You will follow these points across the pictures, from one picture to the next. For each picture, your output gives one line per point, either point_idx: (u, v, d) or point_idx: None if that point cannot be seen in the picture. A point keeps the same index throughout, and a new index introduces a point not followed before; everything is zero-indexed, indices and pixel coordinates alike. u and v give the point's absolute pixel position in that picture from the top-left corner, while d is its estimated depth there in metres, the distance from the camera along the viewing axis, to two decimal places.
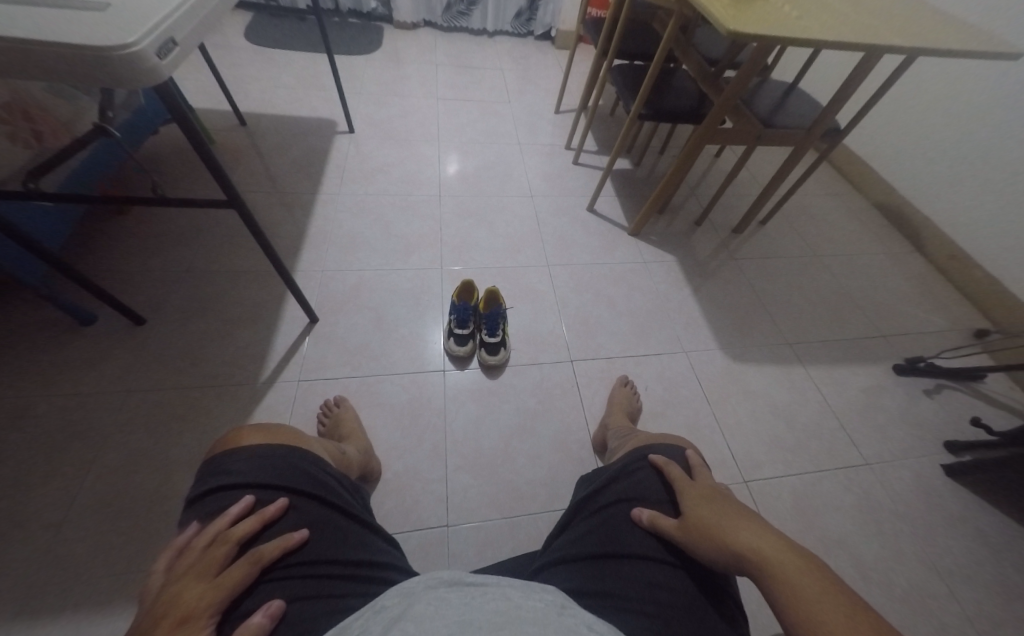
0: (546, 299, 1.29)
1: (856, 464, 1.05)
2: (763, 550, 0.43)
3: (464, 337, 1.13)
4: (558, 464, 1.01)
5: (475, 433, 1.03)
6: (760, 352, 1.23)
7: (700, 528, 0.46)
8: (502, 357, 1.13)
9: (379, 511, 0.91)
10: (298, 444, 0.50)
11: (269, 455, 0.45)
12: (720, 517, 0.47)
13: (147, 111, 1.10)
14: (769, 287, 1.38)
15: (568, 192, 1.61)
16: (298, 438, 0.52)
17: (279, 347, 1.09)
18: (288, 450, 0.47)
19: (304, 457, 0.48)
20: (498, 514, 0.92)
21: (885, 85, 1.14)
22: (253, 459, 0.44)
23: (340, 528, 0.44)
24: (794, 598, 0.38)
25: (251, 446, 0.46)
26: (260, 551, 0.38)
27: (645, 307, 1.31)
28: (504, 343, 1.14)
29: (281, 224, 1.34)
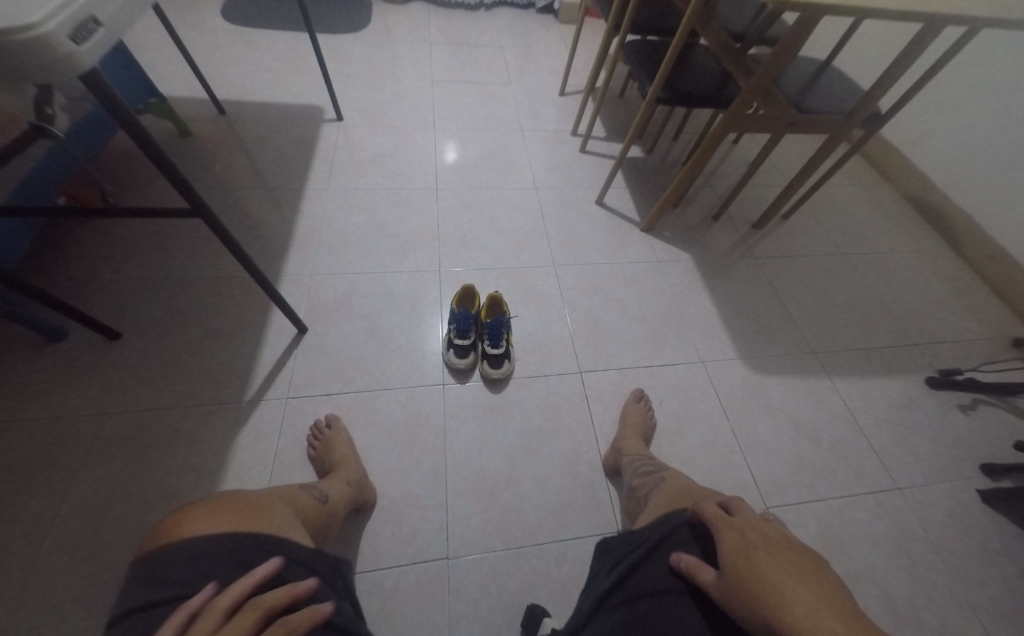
0: (553, 304, 1.20)
1: (885, 488, 0.98)
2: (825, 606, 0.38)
3: (465, 347, 1.05)
4: (566, 489, 0.94)
5: (477, 455, 0.96)
6: (783, 361, 1.15)
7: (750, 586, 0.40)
8: (506, 371, 1.05)
9: (373, 544, 0.84)
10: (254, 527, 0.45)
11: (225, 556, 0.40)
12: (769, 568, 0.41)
13: (95, 116, 0.98)
14: (793, 289, 1.28)
15: (575, 184, 1.49)
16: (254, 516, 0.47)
17: (266, 361, 1.00)
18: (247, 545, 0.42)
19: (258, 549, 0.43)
20: (502, 545, 0.86)
21: (938, 63, 1.01)
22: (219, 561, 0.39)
23: (322, 625, 0.40)
24: None
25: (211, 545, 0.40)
26: (293, 619, 0.36)
27: (659, 312, 1.21)
28: (508, 354, 1.06)
29: (266, 223, 1.24)
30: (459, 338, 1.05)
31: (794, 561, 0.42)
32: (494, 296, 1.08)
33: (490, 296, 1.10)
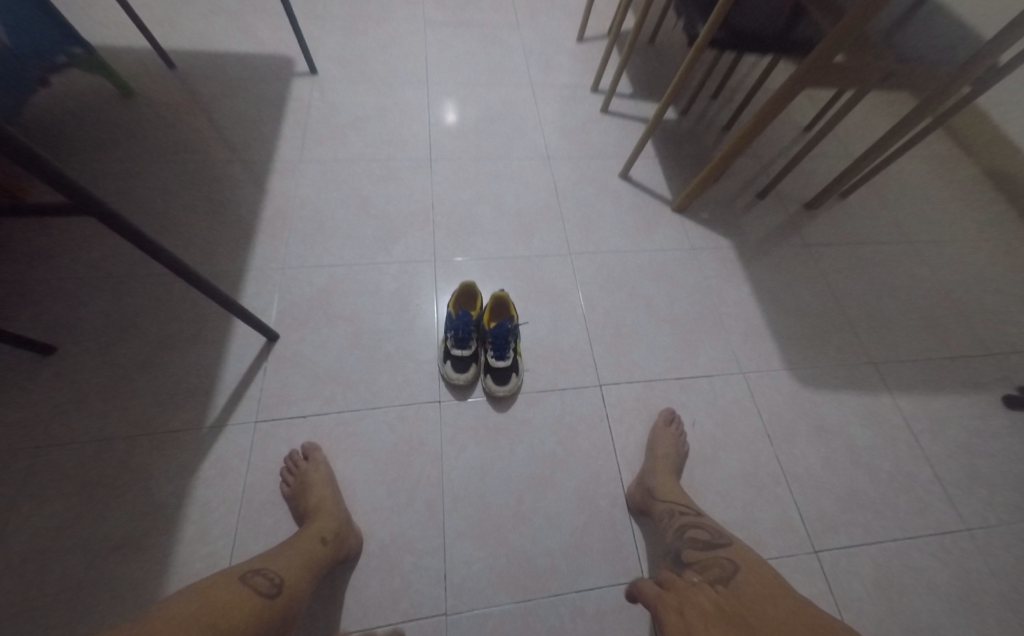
0: (568, 303, 1.02)
1: (953, 528, 0.84)
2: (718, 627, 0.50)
3: (466, 358, 0.89)
4: (583, 529, 0.81)
5: (479, 488, 0.83)
6: (837, 373, 0.98)
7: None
8: (513, 387, 0.89)
9: (360, 597, 0.73)
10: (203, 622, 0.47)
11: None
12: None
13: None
14: (851, 284, 1.09)
15: (594, 153, 1.26)
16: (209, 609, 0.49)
17: (230, 377, 0.85)
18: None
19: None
20: (509, 597, 0.75)
21: None
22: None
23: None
24: None
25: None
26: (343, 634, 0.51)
27: (693, 312, 1.03)
28: (515, 366, 0.90)
29: (228, 204, 1.05)
30: (458, 347, 0.88)
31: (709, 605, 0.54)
32: (499, 295, 0.90)
33: (494, 295, 0.93)
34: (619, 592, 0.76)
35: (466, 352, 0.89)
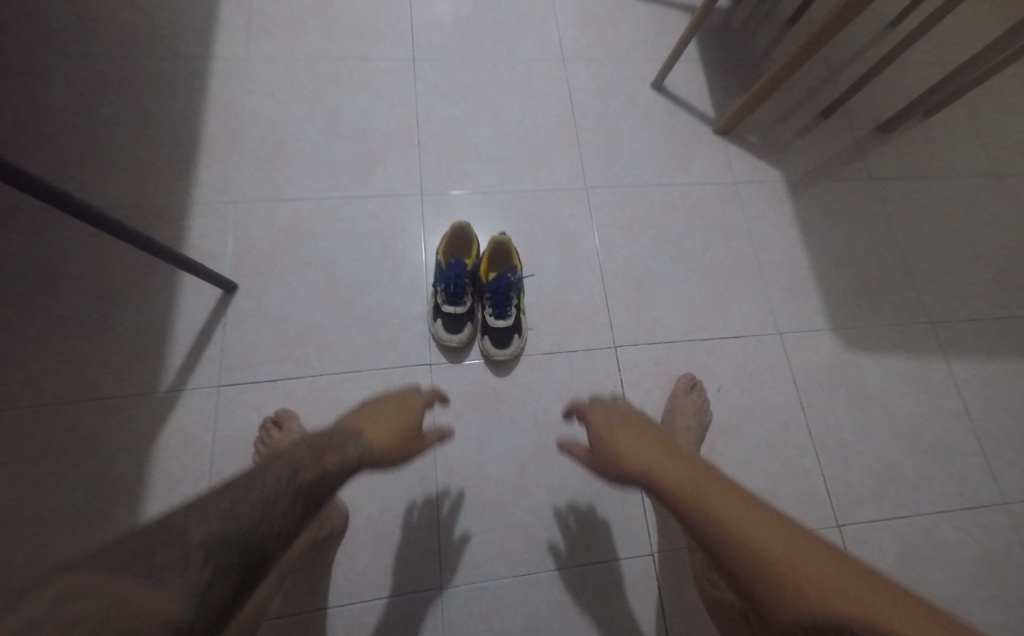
0: (582, 249, 0.86)
1: (991, 504, 0.78)
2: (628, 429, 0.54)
3: (460, 316, 0.76)
4: (589, 502, 0.74)
5: (476, 459, 0.75)
6: (888, 334, 0.85)
7: (633, 464, 0.46)
8: (515, 349, 0.77)
9: (347, 572, 0.68)
10: (314, 466, 0.42)
11: (246, 532, 0.33)
12: (638, 443, 0.49)
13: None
14: (918, 228, 0.91)
15: (619, 53, 1.00)
16: (311, 450, 0.45)
17: (184, 336, 0.73)
18: (270, 499, 0.37)
19: (293, 510, 0.38)
20: (508, 572, 0.70)
21: None
22: (174, 588, 0.28)
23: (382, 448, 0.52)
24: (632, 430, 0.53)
25: (200, 531, 0.32)
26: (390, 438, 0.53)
27: (728, 261, 0.87)
28: (519, 324, 0.78)
29: (161, 118, 0.84)
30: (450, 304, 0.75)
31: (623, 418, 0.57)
32: (498, 241, 0.75)
33: (494, 240, 0.76)
34: (627, 566, 0.71)
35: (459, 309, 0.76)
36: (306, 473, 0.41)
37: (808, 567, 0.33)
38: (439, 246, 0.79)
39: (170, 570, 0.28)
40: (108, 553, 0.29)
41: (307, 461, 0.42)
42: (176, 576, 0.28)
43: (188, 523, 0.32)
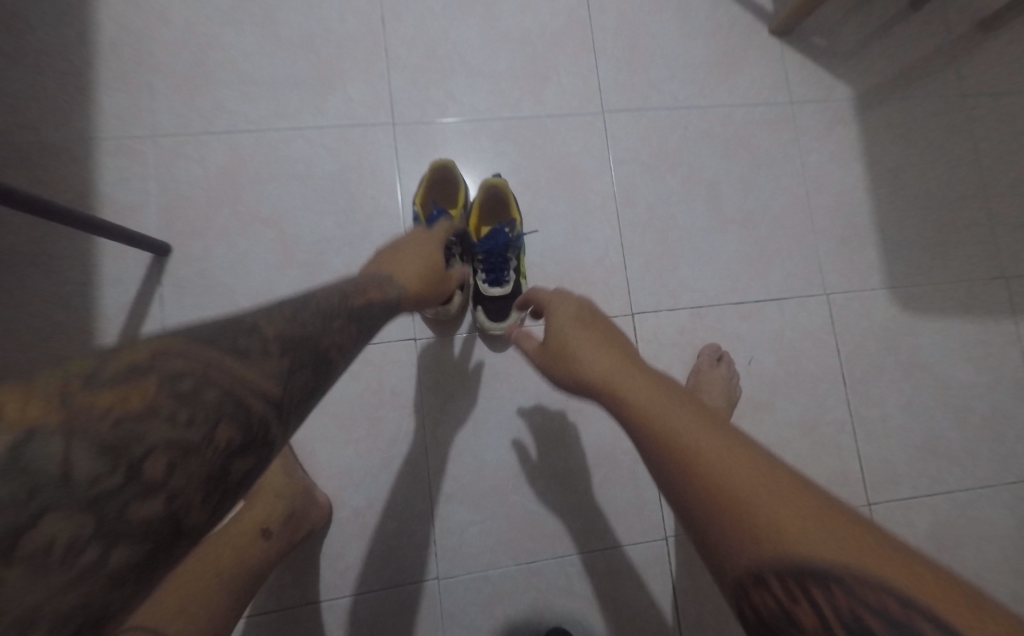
0: (595, 193, 0.69)
1: None
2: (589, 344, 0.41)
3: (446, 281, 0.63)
4: (599, 487, 0.67)
5: (471, 444, 0.66)
6: (955, 292, 0.72)
7: (580, 368, 0.40)
8: (514, 322, 0.65)
9: (335, 565, 0.62)
10: (352, 299, 0.38)
11: (312, 346, 0.29)
12: (593, 351, 0.40)
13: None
14: (1009, 160, 0.74)
15: None
16: (351, 285, 0.41)
17: (113, 313, 0.60)
18: (327, 321, 0.33)
19: (350, 328, 0.35)
20: (510, 560, 0.65)
21: None
22: (262, 380, 0.24)
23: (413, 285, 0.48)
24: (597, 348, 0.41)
25: (271, 331, 0.27)
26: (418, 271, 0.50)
27: (771, 206, 0.72)
28: (518, 292, 0.65)
29: (36, 19, 0.63)
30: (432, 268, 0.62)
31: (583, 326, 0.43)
32: (489, 184, 0.61)
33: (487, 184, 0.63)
34: (638, 552, 0.66)
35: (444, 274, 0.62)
36: (353, 300, 0.38)
37: (768, 484, 0.25)
38: (417, 194, 0.64)
39: (260, 365, 0.24)
40: (185, 329, 0.24)
41: (347, 293, 0.39)
42: (261, 370, 0.24)
43: (259, 325, 0.27)
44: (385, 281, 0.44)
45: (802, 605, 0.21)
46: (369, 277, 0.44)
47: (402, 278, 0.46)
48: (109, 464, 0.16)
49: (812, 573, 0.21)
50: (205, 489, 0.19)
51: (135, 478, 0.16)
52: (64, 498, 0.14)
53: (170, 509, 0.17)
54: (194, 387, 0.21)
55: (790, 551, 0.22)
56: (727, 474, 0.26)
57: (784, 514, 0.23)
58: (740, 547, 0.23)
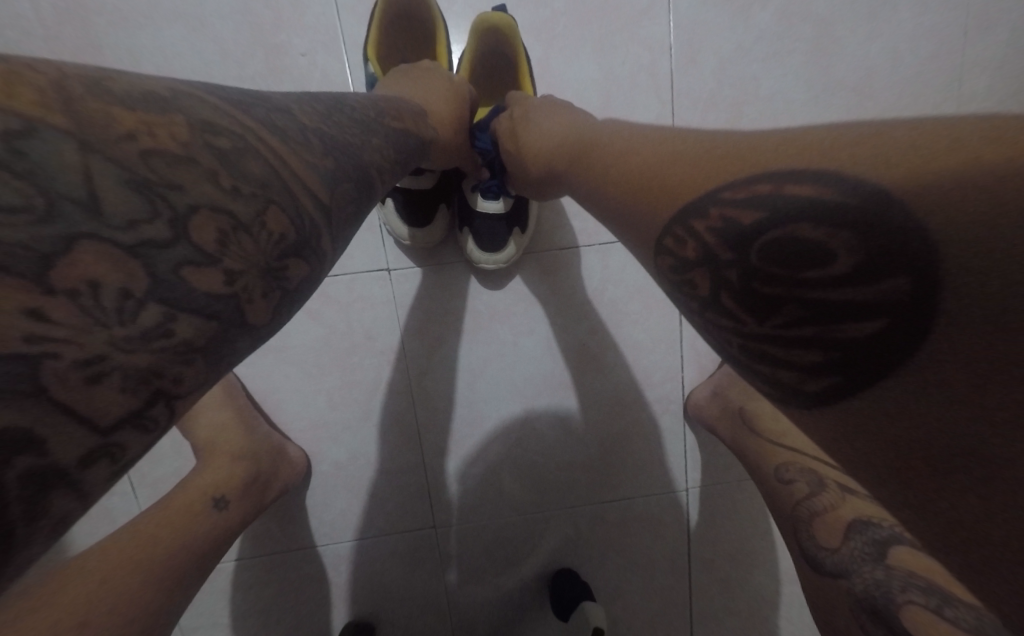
0: (635, 54, 0.49)
1: None
2: (539, 114, 0.37)
3: (426, 193, 0.48)
4: (616, 438, 0.58)
5: (469, 392, 0.56)
6: None
7: (531, 142, 0.36)
8: (512, 257, 0.51)
9: (325, 514, 0.58)
10: (390, 121, 0.29)
11: (361, 157, 0.23)
12: (538, 118, 0.37)
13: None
14: None
15: None
16: (393, 105, 0.31)
17: None
18: (371, 136, 0.25)
19: (394, 155, 0.27)
20: (513, 510, 0.59)
21: None
22: (311, 176, 0.17)
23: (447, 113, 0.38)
24: (549, 117, 0.36)
25: (310, 121, 0.20)
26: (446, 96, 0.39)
27: (879, 80, 0.52)
28: (520, 210, 0.50)
29: None
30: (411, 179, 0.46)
31: (543, 105, 0.39)
32: (480, 28, 0.44)
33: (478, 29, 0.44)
34: (655, 502, 0.60)
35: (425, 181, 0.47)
36: (387, 122, 0.28)
37: (698, 154, 0.21)
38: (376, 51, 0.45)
39: (308, 156, 0.18)
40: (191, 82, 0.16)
41: (389, 114, 0.29)
42: (309, 162, 0.18)
43: (291, 107, 0.20)
44: (418, 111, 0.34)
45: (701, 251, 0.18)
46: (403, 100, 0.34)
47: (429, 107, 0.36)
48: (152, 202, 0.12)
49: (698, 209, 0.19)
50: (270, 284, 0.15)
51: (181, 233, 0.12)
52: (96, 231, 0.10)
53: (230, 292, 0.13)
54: (236, 146, 0.15)
55: (683, 199, 0.20)
56: (651, 170, 0.23)
57: (690, 175, 0.20)
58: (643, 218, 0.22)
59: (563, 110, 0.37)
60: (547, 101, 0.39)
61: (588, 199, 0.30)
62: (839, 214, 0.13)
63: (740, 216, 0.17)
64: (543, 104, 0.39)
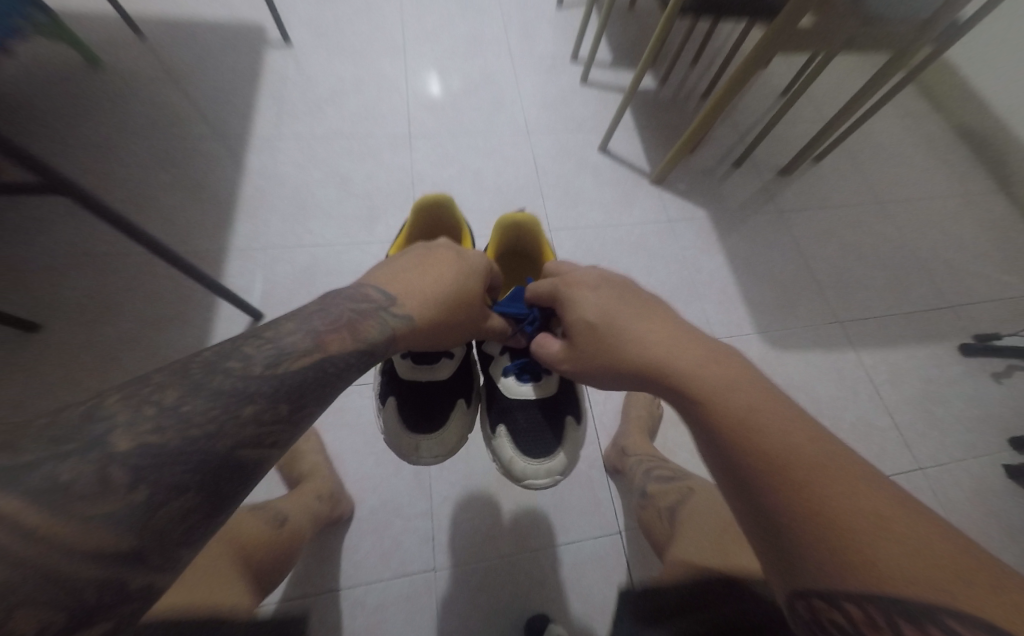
0: None
1: (908, 469, 0.94)
2: (634, 318, 0.51)
3: (450, 392, 0.70)
4: (563, 491, 0.85)
5: (464, 456, 0.86)
6: (808, 332, 1.08)
7: (634, 357, 0.48)
8: (559, 457, 0.70)
9: (353, 557, 0.77)
10: (290, 363, 0.34)
11: (189, 454, 0.25)
12: (635, 326, 0.50)
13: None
14: (818, 252, 1.19)
15: (575, 125, 1.27)
16: (313, 336, 0.37)
17: None
18: (224, 405, 0.28)
19: (281, 408, 0.31)
20: (494, 553, 0.79)
21: None
22: (88, 558, 0.21)
23: (422, 318, 0.48)
24: (643, 321, 0.51)
25: (127, 446, 0.24)
26: (431, 298, 0.50)
27: (669, 285, 1.08)
28: (548, 403, 0.72)
29: (209, 187, 1.08)
30: (426, 366, 0.69)
31: (623, 299, 0.54)
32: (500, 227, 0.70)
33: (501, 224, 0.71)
34: (598, 544, 0.81)
35: (441, 373, 0.70)
36: (295, 360, 0.34)
37: (858, 508, 0.31)
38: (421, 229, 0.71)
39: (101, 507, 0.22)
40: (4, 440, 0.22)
41: (302, 352, 0.35)
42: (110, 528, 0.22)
43: (114, 415, 0.25)
44: (377, 308, 0.45)
45: None
46: (360, 297, 0.45)
47: (404, 311, 0.47)
48: None
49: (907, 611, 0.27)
50: None
51: None
52: None
53: None
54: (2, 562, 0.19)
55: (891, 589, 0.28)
56: (832, 511, 0.31)
57: (899, 567, 0.28)
58: (835, 580, 0.30)
59: (651, 310, 0.53)
60: (628, 295, 0.55)
61: (705, 439, 0.41)
62: None
63: None
64: (625, 301, 0.54)
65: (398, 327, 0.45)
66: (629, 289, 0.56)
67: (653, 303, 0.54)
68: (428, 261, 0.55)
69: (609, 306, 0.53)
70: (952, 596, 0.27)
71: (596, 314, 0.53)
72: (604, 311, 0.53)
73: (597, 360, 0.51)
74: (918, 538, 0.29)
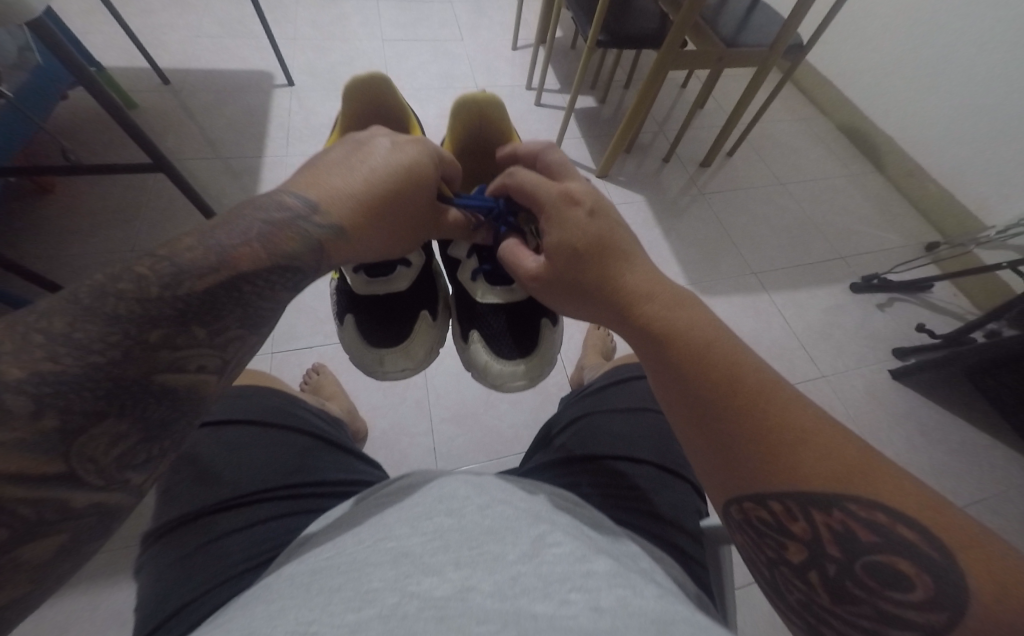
0: None
1: (813, 377, 1.18)
2: (614, 254, 0.56)
3: (410, 304, 0.78)
4: (538, 409, 1.04)
5: (456, 386, 1.05)
6: (729, 281, 1.33)
7: (614, 295, 0.54)
8: (529, 357, 0.76)
9: None
10: (192, 282, 0.35)
11: (93, 382, 0.29)
12: (617, 266, 0.55)
13: (43, 70, 1.03)
14: (735, 221, 1.48)
15: (532, 135, 1.57)
16: (217, 252, 0.37)
17: None
18: (122, 331, 0.31)
19: (199, 326, 0.35)
20: (483, 458, 0.97)
21: (832, 14, 1.19)
22: (22, 477, 0.26)
23: (352, 218, 0.49)
24: (622, 258, 0.56)
25: (21, 375, 0.27)
26: (364, 200, 0.51)
27: None
28: (512, 306, 0.78)
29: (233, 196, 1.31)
30: (381, 279, 0.76)
31: (606, 227, 0.58)
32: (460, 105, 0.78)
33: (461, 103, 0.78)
34: None
35: (398, 283, 0.77)
36: (189, 262, 0.36)
37: (798, 430, 0.39)
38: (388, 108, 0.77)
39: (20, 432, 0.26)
40: None
41: (204, 269, 0.36)
42: (23, 455, 0.26)
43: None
44: (301, 214, 0.46)
45: (797, 527, 0.37)
46: (279, 204, 0.45)
47: (331, 214, 0.48)
48: None
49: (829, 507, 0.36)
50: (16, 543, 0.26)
51: None
52: None
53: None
54: None
55: (812, 489, 0.36)
56: (775, 426, 0.39)
57: (820, 470, 0.37)
58: (772, 485, 0.38)
59: (628, 245, 0.58)
60: (611, 224, 0.59)
61: (667, 371, 0.47)
62: (920, 564, 0.33)
63: (861, 534, 0.35)
64: (607, 229, 0.58)
65: (322, 233, 0.46)
66: (611, 214, 0.60)
67: (629, 235, 0.59)
68: (358, 156, 0.55)
69: (592, 232, 0.57)
70: (859, 488, 0.35)
71: (575, 241, 0.56)
72: (591, 237, 0.56)
73: (578, 284, 0.57)
74: (839, 448, 0.38)
